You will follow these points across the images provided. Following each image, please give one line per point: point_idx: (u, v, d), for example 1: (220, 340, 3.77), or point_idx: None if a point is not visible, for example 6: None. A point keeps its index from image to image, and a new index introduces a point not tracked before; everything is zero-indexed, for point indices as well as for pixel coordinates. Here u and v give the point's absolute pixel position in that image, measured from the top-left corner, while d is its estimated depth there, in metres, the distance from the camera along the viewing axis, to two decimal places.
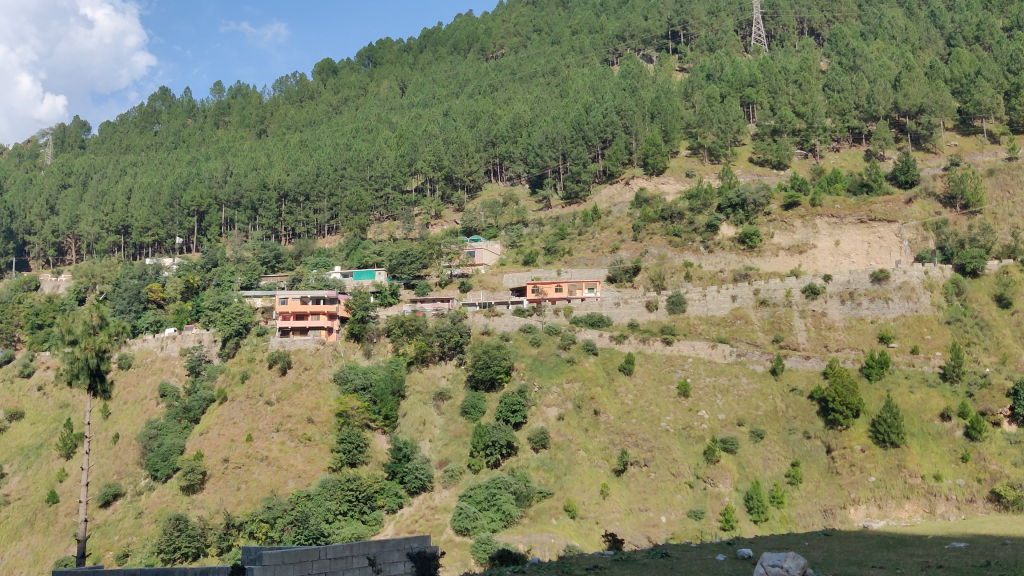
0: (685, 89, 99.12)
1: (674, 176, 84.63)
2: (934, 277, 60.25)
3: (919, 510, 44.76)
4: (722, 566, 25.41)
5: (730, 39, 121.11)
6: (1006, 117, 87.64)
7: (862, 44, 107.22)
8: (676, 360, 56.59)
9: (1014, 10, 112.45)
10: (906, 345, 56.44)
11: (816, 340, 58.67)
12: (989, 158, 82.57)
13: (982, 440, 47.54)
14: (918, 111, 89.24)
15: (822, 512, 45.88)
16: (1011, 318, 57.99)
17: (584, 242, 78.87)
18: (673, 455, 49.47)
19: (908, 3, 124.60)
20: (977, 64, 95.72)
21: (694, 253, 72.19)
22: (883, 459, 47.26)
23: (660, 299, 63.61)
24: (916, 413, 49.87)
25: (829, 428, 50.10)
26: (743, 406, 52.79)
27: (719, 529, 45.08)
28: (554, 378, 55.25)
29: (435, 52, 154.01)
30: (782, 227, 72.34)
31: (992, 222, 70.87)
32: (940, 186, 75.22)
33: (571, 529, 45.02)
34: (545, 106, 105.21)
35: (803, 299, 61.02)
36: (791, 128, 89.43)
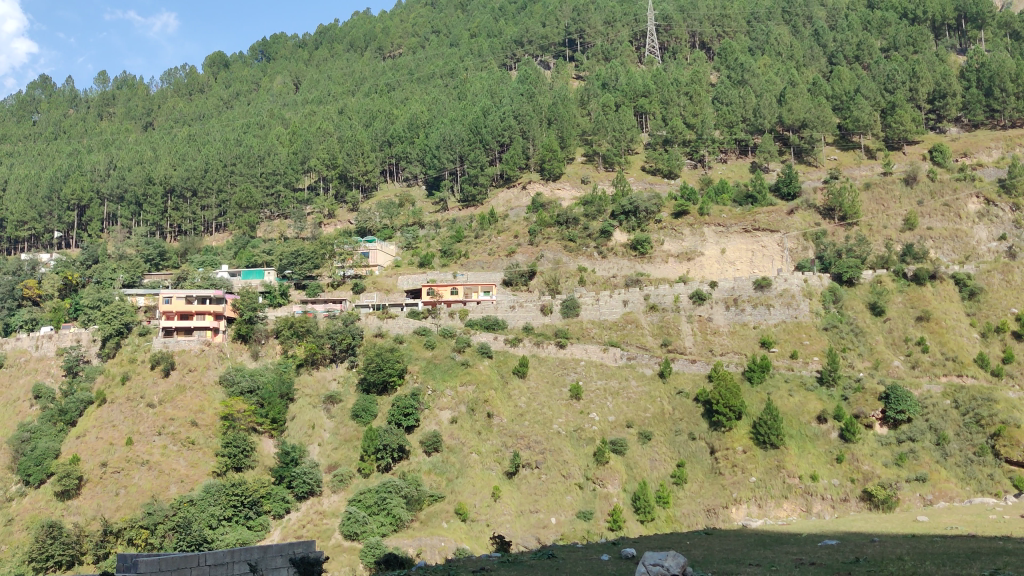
0: (581, 97, 100.59)
1: (570, 182, 85.72)
2: (813, 285, 62.85)
3: (797, 510, 46.48)
4: (606, 566, 25.79)
5: (625, 49, 123.49)
6: (882, 134, 92.10)
7: (750, 59, 110.82)
8: (569, 363, 57.16)
9: (891, 33, 118.12)
10: (786, 350, 58.47)
11: (702, 344, 60.22)
12: (866, 173, 86.52)
13: (856, 442, 49.84)
14: (801, 125, 92.72)
15: (705, 512, 47.17)
16: (883, 325, 60.91)
17: (480, 245, 78.64)
18: (564, 457, 49.99)
19: (794, 21, 129.37)
20: (856, 82, 100.22)
21: (588, 258, 73.22)
22: (763, 460, 48.89)
23: (554, 303, 64.13)
24: (794, 416, 51.79)
25: (713, 430, 51.54)
26: (632, 409, 53.79)
27: (607, 529, 45.84)
28: (447, 381, 55.06)
29: (331, 49, 152.09)
30: (672, 235, 74.07)
31: (867, 234, 74.24)
32: (820, 199, 78.42)
33: (461, 533, 44.97)
34: (442, 108, 105.08)
35: (690, 304, 62.74)
36: (682, 139, 91.98)
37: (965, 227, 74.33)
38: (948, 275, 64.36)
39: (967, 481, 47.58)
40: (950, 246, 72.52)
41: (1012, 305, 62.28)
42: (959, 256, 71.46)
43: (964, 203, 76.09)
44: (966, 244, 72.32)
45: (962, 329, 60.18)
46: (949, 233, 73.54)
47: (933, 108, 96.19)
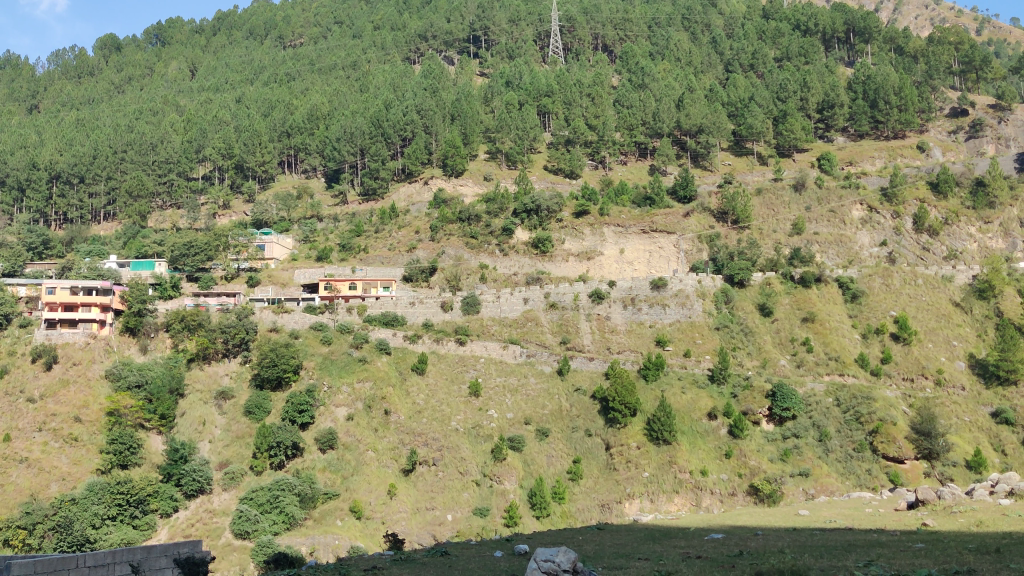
0: (484, 94, 100.94)
1: (472, 179, 85.76)
2: (706, 286, 64.65)
3: (687, 504, 47.62)
4: (499, 562, 25.89)
5: (529, 48, 124.35)
6: (774, 142, 95.26)
7: (650, 64, 113.05)
8: (469, 360, 57.20)
9: (784, 44, 122.24)
10: (680, 349, 59.86)
11: (600, 342, 61.02)
12: (758, 178, 89.34)
13: (743, 438, 51.48)
14: (698, 130, 95.01)
15: (600, 507, 47.90)
16: (771, 325, 63.04)
17: (380, 240, 77.93)
18: (461, 454, 50.02)
19: (693, 27, 132.45)
20: (751, 89, 103.36)
21: (489, 255, 73.34)
22: (656, 456, 49.97)
23: (454, 299, 64.06)
24: (687, 412, 53.08)
25: (609, 426, 52.42)
26: (530, 406, 54.16)
27: (502, 525, 46.12)
28: (344, 377, 54.28)
29: (229, 36, 148.30)
30: (573, 234, 74.95)
31: (758, 238, 76.67)
32: (714, 203, 80.52)
33: (356, 531, 44.51)
34: (343, 100, 103.68)
35: (589, 303, 63.62)
36: (583, 140, 93.19)
37: (849, 232, 77.69)
38: (833, 278, 67.12)
39: (847, 476, 49.67)
40: (834, 250, 75.67)
41: (891, 307, 65.36)
42: (843, 260, 74.62)
43: (849, 210, 79.62)
44: (850, 249, 75.62)
45: (845, 330, 62.77)
46: (834, 238, 76.74)
47: (822, 118, 100.04)
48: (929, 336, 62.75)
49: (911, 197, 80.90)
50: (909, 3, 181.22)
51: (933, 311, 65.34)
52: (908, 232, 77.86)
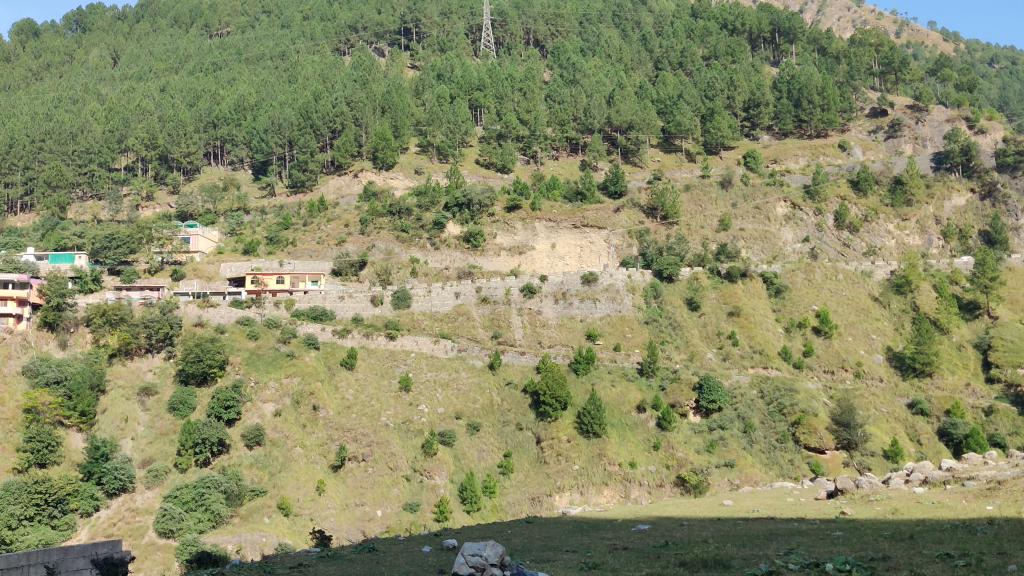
0: (415, 87, 100.53)
1: (403, 172, 85.26)
2: (636, 281, 65.63)
3: (616, 496, 48.16)
4: (427, 557, 25.85)
5: (461, 42, 124.09)
6: (701, 139, 96.73)
7: (581, 60, 113.71)
8: (399, 355, 56.90)
9: (712, 42, 124.27)
10: (610, 342, 60.41)
11: (531, 337, 61.25)
12: (687, 175, 90.65)
13: (671, 430, 52.31)
14: (628, 127, 95.95)
15: (530, 500, 48.21)
16: (699, 319, 64.10)
17: (309, 233, 76.89)
18: (391, 449, 49.72)
19: (623, 24, 133.82)
20: (680, 87, 104.90)
21: (420, 249, 72.91)
22: (585, 449, 50.40)
23: (384, 294, 63.63)
24: (616, 405, 53.68)
25: (539, 420, 52.72)
26: (461, 400, 54.10)
27: (433, 520, 46.11)
28: (272, 372, 53.47)
29: (154, 23, 144.67)
30: (504, 229, 75.08)
31: (686, 233, 77.69)
32: (644, 198, 81.41)
33: (284, 528, 44.02)
34: (271, 90, 102.10)
35: (521, 297, 63.79)
36: (515, 134, 93.30)
37: (774, 228, 79.37)
38: (758, 273, 68.54)
39: (770, 466, 50.76)
40: (760, 246, 77.22)
41: (813, 302, 67.06)
42: (768, 256, 76.25)
43: (773, 206, 81.32)
44: (774, 245, 77.30)
45: (769, 323, 64.17)
46: (760, 234, 78.30)
47: (748, 116, 102.14)
48: (849, 330, 64.61)
49: (833, 194, 83.20)
50: (832, 5, 185.53)
51: (853, 305, 67.30)
52: (830, 229, 80.07)
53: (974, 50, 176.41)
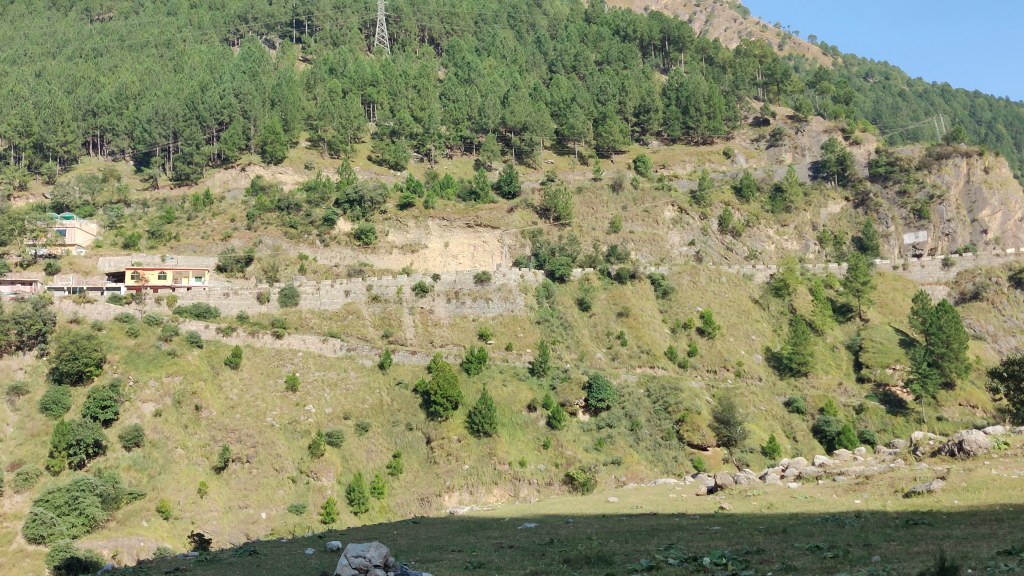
0: (307, 80, 98.97)
1: (293, 167, 83.72)
2: (528, 281, 66.26)
3: (505, 495, 48.37)
4: (310, 559, 25.45)
5: (354, 36, 123.06)
6: (594, 142, 98.34)
7: (476, 59, 113.87)
8: (286, 354, 55.75)
9: (604, 48, 126.56)
10: (502, 342, 60.65)
11: (422, 336, 60.90)
12: (579, 177, 91.90)
13: (560, 429, 52.99)
14: (522, 128, 96.71)
15: (419, 500, 47.98)
16: (589, 319, 65.02)
17: (193, 227, 74.59)
18: (277, 450, 48.72)
19: (518, 26, 135.14)
20: (573, 91, 106.48)
21: (309, 246, 71.58)
22: (476, 448, 50.50)
23: (271, 291, 62.23)
24: (507, 405, 53.94)
25: (430, 420, 52.59)
26: (350, 400, 53.46)
27: (319, 522, 45.36)
28: (152, 371, 51.56)
29: (29, 6, 137.87)
30: (396, 227, 74.53)
31: (578, 235, 78.78)
32: (537, 199, 82.12)
33: (164, 531, 42.54)
34: (156, 80, 98.92)
35: (412, 296, 63.42)
36: (408, 131, 92.76)
37: (661, 231, 81.38)
38: (646, 275, 70.22)
39: (655, 463, 51.93)
40: (648, 249, 78.95)
41: (698, 303, 69.05)
42: (656, 258, 78.07)
43: (661, 210, 83.36)
44: (662, 248, 79.19)
45: (655, 324, 65.74)
46: (648, 237, 80.01)
47: (638, 122, 104.68)
48: (731, 331, 66.82)
49: (718, 200, 85.88)
50: (720, 15, 191.20)
51: (735, 308, 69.72)
52: (714, 233, 82.60)
53: (850, 64, 184.79)
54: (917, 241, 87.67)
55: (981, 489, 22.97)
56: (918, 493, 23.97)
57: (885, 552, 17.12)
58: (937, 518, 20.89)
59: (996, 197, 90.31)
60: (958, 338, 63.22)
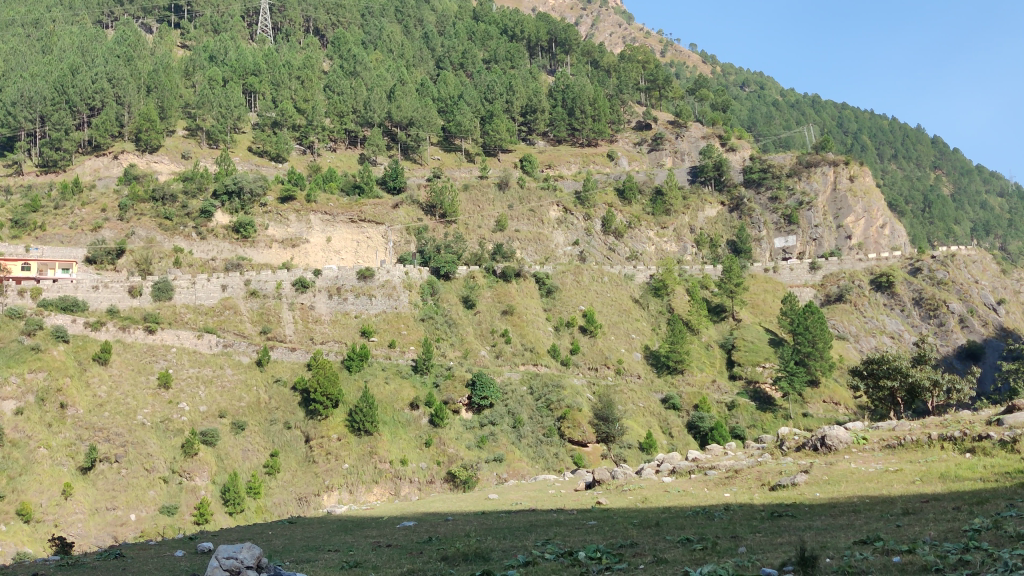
0: (185, 67, 95.91)
1: (169, 156, 81.19)
2: (413, 278, 65.90)
3: (385, 494, 47.94)
4: (179, 562, 24.65)
5: (236, 24, 119.91)
6: (480, 140, 98.62)
7: (362, 52, 112.58)
8: (159, 350, 53.81)
9: (492, 46, 127.25)
10: (384, 339, 60.05)
11: (302, 333, 59.67)
12: (465, 174, 91.97)
13: (443, 427, 52.87)
14: (408, 123, 96.08)
15: (297, 500, 47.02)
16: (473, 317, 65.14)
17: (60, 216, 70.93)
18: (147, 450, 46.94)
19: (405, 21, 134.60)
20: (459, 88, 106.77)
21: (185, 238, 69.12)
22: (356, 447, 49.94)
23: (144, 285, 59.74)
24: (389, 403, 53.55)
25: (309, 418, 51.70)
26: (225, 398, 52.03)
27: (192, 524, 43.92)
28: (12, 366, 48.27)
29: None
30: (277, 220, 72.97)
31: (463, 232, 78.80)
32: (423, 195, 81.87)
33: (24, 535, 40.32)
34: (22, 60, 93.93)
35: (293, 292, 62.18)
36: (291, 123, 90.61)
37: (546, 231, 82.45)
38: (531, 274, 71.08)
39: (536, 459, 52.40)
40: (533, 248, 79.73)
41: (580, 302, 70.48)
42: (540, 257, 78.98)
43: (546, 210, 84.41)
44: (546, 247, 80.17)
45: (539, 322, 66.50)
46: (533, 236, 80.87)
47: (525, 121, 105.74)
48: (612, 329, 68.45)
49: (601, 201, 87.76)
50: (605, 20, 194.77)
51: (616, 307, 71.49)
52: (597, 233, 84.27)
53: (728, 73, 191.15)
54: (786, 245, 91.60)
55: (841, 482, 24.15)
56: (783, 486, 25.01)
57: (750, 544, 17.79)
58: (800, 510, 21.85)
59: (861, 205, 94.90)
60: (823, 338, 66.40)
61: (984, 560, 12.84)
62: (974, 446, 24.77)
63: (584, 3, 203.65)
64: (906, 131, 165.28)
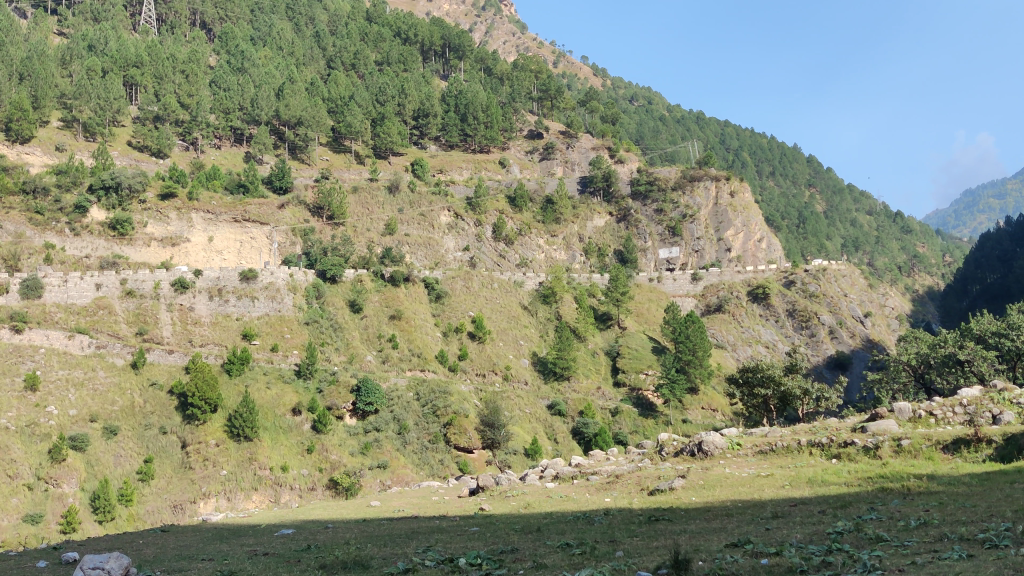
0: (61, 55, 91.55)
1: (42, 148, 77.63)
2: (298, 280, 64.73)
3: (265, 501, 46.77)
4: (41, 573, 23.49)
5: (118, 13, 115.35)
6: (371, 142, 97.65)
7: (250, 48, 109.99)
8: (25, 351, 51.18)
9: (385, 48, 126.32)
10: (267, 343, 58.65)
11: (180, 334, 57.69)
12: (354, 176, 91.06)
13: (326, 433, 52.04)
14: (297, 121, 94.19)
15: (172, 508, 45.14)
16: (359, 321, 64.40)
17: None
18: (11, 455, 44.37)
19: (296, 19, 132.52)
20: (351, 89, 105.61)
21: (57, 234, 65.58)
22: (235, 453, 48.69)
23: (11, 282, 56.83)
24: (270, 408, 52.36)
25: (186, 423, 50.07)
26: (97, 402, 49.86)
27: (58, 533, 41.67)
28: None
29: None
30: (157, 218, 70.57)
31: (351, 234, 77.94)
32: (310, 196, 80.82)
33: None
34: None
35: (171, 293, 60.11)
36: (174, 118, 87.48)
37: (436, 236, 82.41)
38: (419, 279, 71.01)
39: (421, 466, 52.11)
40: (422, 252, 79.63)
41: (469, 309, 70.96)
42: (430, 262, 78.91)
43: (437, 215, 84.31)
44: (436, 252, 80.32)
45: (427, 328, 66.34)
46: (423, 241, 80.76)
47: (417, 125, 105.11)
48: (500, 336, 69.07)
49: (492, 208, 88.53)
50: (498, 28, 196.28)
51: (504, 313, 72.33)
52: (488, 240, 85.13)
53: (618, 87, 195.02)
54: (670, 256, 94.20)
55: (716, 486, 24.90)
56: (661, 491, 25.63)
57: (627, 548, 18.15)
58: (676, 514, 22.42)
59: (740, 219, 98.38)
60: (702, 347, 68.47)
61: (845, 561, 13.45)
62: (840, 452, 25.97)
63: (477, 11, 204.59)
64: (784, 149, 172.10)
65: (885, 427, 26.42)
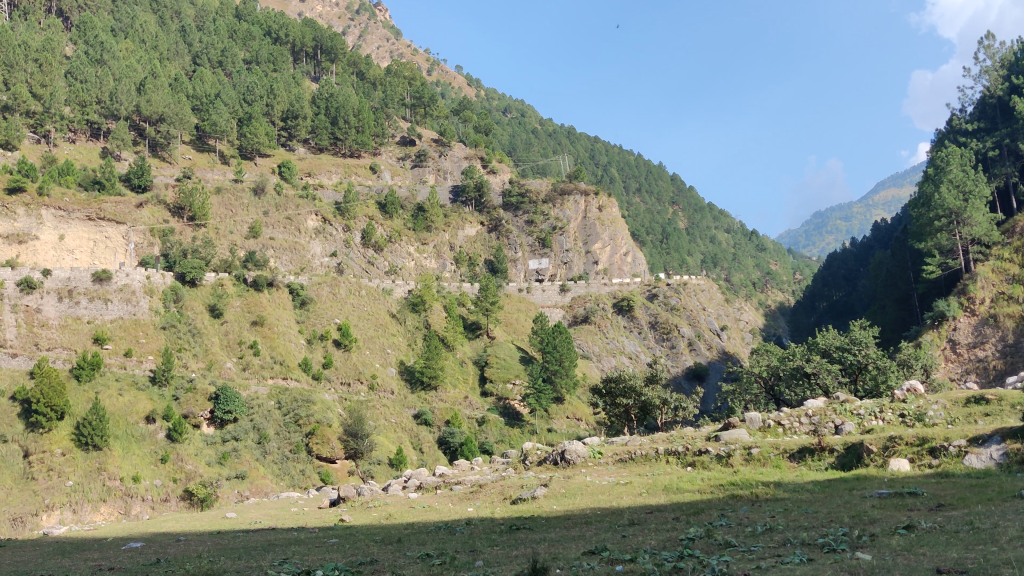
0: None
1: None
2: (155, 283, 62.23)
3: (114, 512, 44.47)
4: None
5: None
6: (236, 142, 95.57)
7: (110, 39, 105.08)
8: None
9: (254, 47, 124.31)
10: (120, 347, 55.93)
11: (25, 337, 53.67)
12: (218, 177, 88.50)
13: (181, 442, 50.29)
14: (158, 118, 90.81)
15: (10, 521, 40.89)
16: (219, 326, 62.51)
17: None
18: None
19: (160, 11, 127.76)
20: (217, 87, 102.55)
21: None
22: (83, 463, 46.05)
23: None
24: (122, 415, 50.06)
25: (29, 431, 46.78)
26: None
27: None
28: None
29: None
30: (2, 212, 65.28)
31: (213, 236, 75.77)
32: (171, 196, 78.38)
33: None
34: None
35: (16, 293, 56.07)
36: (25, 109, 81.68)
37: (303, 241, 80.88)
38: (284, 284, 69.76)
39: (281, 476, 50.92)
40: (288, 257, 78.15)
41: (335, 316, 69.93)
42: (295, 267, 77.51)
43: (303, 219, 82.82)
44: (302, 257, 78.90)
45: (291, 335, 64.98)
46: (288, 245, 79.23)
47: (285, 126, 103.22)
48: (367, 344, 68.40)
49: (361, 213, 87.44)
50: (372, 32, 195.23)
51: (372, 321, 71.71)
52: (356, 246, 84.21)
53: (491, 98, 196.53)
54: (540, 267, 95.65)
55: (576, 494, 25.34)
56: (522, 499, 25.86)
57: (487, 557, 18.20)
58: (536, 522, 22.66)
59: (607, 233, 100.85)
60: (569, 357, 69.82)
61: (694, 567, 13.87)
62: (694, 460, 26.91)
63: (352, 14, 202.35)
64: (650, 166, 177.26)
65: (736, 436, 27.53)
